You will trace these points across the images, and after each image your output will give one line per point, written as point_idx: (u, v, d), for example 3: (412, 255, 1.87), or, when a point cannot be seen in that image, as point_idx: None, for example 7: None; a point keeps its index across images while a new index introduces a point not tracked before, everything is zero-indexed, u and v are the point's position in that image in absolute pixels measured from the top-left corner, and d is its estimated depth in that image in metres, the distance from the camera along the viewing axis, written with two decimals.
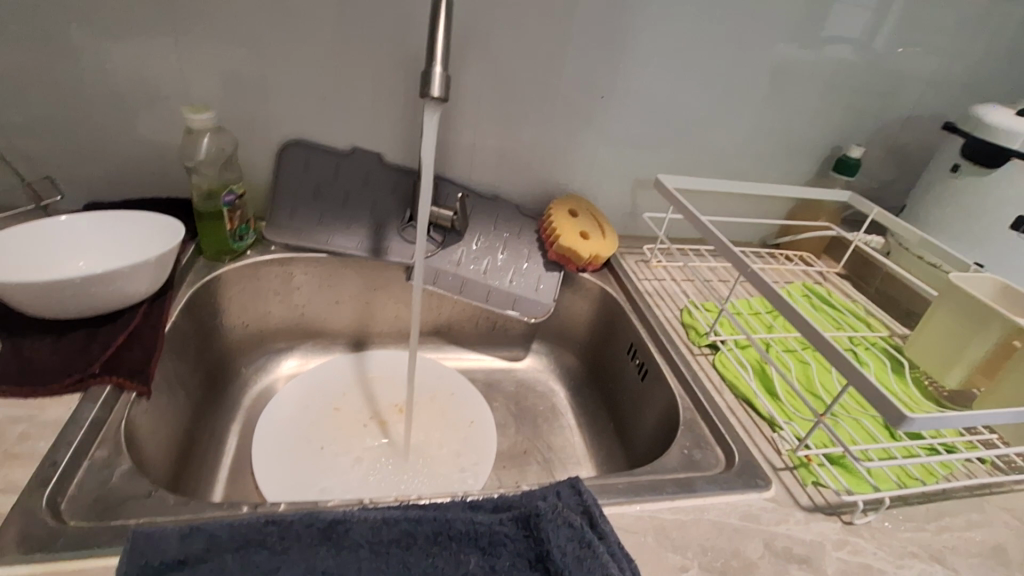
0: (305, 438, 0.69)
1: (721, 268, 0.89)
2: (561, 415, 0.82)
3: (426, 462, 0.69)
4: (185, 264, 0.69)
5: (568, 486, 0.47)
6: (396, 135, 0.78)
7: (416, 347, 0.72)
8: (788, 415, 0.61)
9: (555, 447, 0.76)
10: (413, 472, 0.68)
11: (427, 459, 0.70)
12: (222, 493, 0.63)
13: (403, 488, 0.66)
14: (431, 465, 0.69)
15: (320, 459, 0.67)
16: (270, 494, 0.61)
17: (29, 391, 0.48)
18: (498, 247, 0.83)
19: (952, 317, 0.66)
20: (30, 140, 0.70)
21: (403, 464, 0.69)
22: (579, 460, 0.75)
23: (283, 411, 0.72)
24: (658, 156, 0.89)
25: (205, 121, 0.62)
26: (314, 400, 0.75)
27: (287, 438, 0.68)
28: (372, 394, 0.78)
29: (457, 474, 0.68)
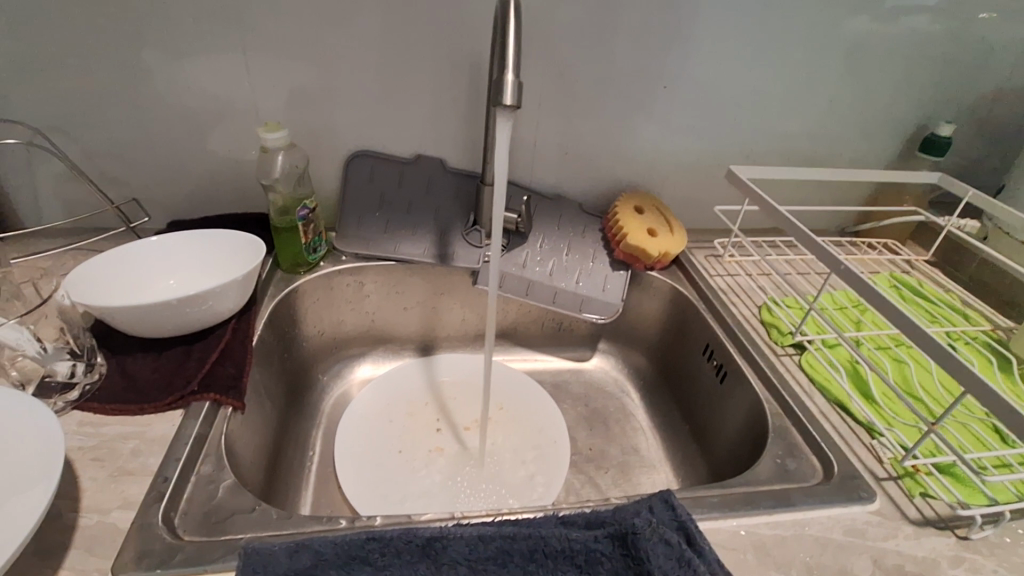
0: (381, 448, 0.70)
1: (802, 259, 0.84)
2: (633, 417, 0.80)
3: (499, 473, 0.68)
4: (265, 278, 0.71)
5: (661, 501, 0.45)
6: (456, 140, 0.78)
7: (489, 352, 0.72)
8: (888, 420, 0.57)
9: (630, 450, 0.75)
10: (488, 483, 0.67)
11: (501, 470, 0.69)
12: (310, 498, 0.65)
13: (480, 501, 0.65)
14: (506, 476, 0.68)
15: (396, 469, 0.67)
16: (356, 503, 0.62)
17: (137, 408, 0.51)
18: (563, 248, 0.82)
19: None
20: (117, 165, 0.74)
21: (477, 475, 0.68)
22: (655, 464, 0.74)
23: (358, 419, 0.73)
24: (725, 145, 0.85)
25: (278, 140, 0.64)
26: (387, 408, 0.76)
27: (363, 448, 0.69)
28: (444, 402, 0.78)
29: (535, 486, 0.66)
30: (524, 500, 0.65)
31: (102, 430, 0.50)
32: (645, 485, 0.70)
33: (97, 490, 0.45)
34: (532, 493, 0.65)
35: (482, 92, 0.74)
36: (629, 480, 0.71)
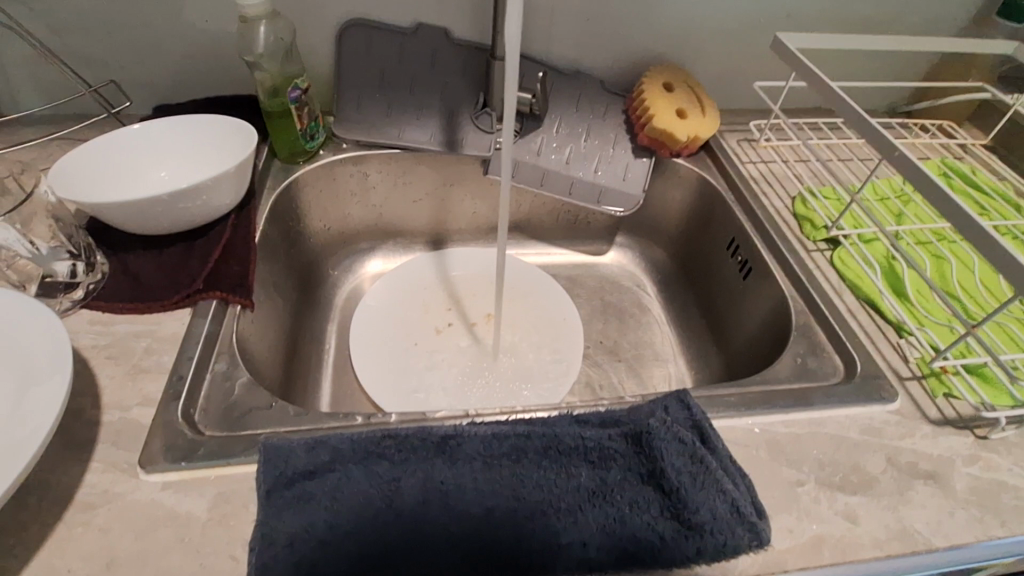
0: (400, 348, 0.70)
1: (853, 144, 0.77)
2: (648, 313, 0.79)
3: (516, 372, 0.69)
4: (263, 169, 0.66)
5: (676, 400, 0.45)
6: (462, 4, 0.68)
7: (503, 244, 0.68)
8: (920, 319, 0.55)
9: (645, 344, 0.74)
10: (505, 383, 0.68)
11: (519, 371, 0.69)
12: (329, 390, 0.67)
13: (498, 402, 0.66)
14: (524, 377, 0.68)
15: (414, 369, 0.68)
16: (374, 396, 0.64)
17: (145, 307, 0.50)
18: (581, 133, 0.75)
19: None
20: (87, 40, 0.67)
21: (494, 374, 0.69)
22: (669, 358, 0.74)
23: (374, 321, 0.72)
24: (772, 7, 0.74)
25: (257, 7, 0.56)
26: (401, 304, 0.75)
27: (381, 350, 0.69)
28: (459, 300, 0.76)
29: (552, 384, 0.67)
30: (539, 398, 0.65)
31: (112, 329, 0.49)
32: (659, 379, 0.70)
33: (115, 387, 0.45)
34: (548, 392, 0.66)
35: None
36: (642, 375, 0.71)
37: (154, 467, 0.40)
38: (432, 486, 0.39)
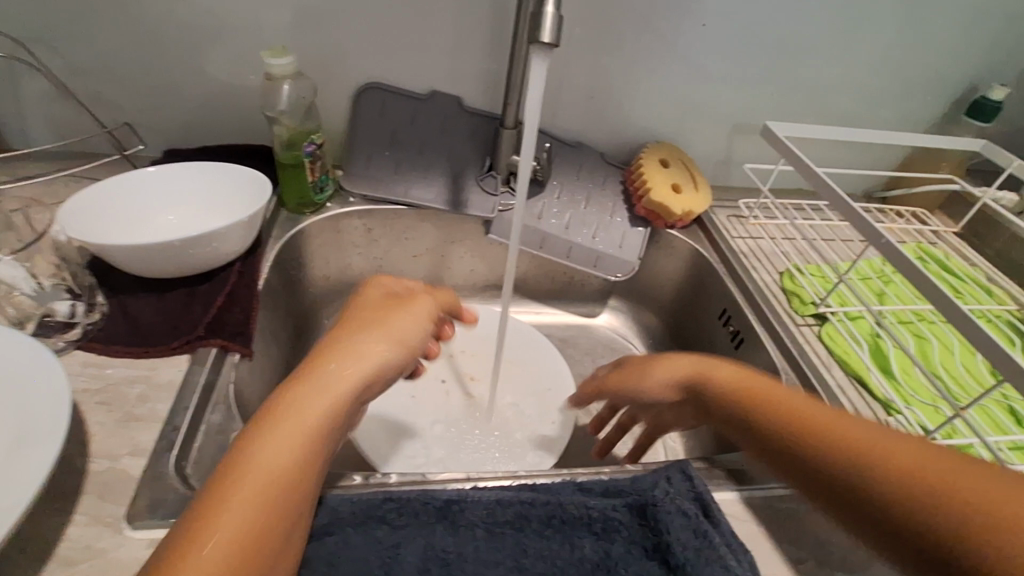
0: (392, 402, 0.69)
1: (839, 227, 0.82)
2: None
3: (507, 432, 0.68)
4: (270, 218, 0.67)
5: (677, 469, 0.45)
6: (476, 76, 0.72)
7: (507, 300, 0.69)
8: (906, 398, 0.57)
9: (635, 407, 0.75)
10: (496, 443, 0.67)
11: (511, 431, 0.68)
12: None
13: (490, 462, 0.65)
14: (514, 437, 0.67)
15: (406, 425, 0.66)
16: (363, 447, 0.62)
17: (142, 351, 0.49)
18: (581, 200, 0.78)
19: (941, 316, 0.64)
20: (108, 84, 0.68)
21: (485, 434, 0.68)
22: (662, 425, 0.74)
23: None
24: (761, 97, 0.80)
25: (284, 66, 0.59)
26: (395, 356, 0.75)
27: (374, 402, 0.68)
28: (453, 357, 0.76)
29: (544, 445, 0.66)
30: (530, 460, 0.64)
31: (106, 372, 0.48)
32: (653, 446, 0.70)
33: (105, 434, 0.43)
34: (541, 454, 0.65)
35: (507, 24, 0.67)
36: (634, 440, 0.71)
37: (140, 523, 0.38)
38: (433, 552, 0.38)
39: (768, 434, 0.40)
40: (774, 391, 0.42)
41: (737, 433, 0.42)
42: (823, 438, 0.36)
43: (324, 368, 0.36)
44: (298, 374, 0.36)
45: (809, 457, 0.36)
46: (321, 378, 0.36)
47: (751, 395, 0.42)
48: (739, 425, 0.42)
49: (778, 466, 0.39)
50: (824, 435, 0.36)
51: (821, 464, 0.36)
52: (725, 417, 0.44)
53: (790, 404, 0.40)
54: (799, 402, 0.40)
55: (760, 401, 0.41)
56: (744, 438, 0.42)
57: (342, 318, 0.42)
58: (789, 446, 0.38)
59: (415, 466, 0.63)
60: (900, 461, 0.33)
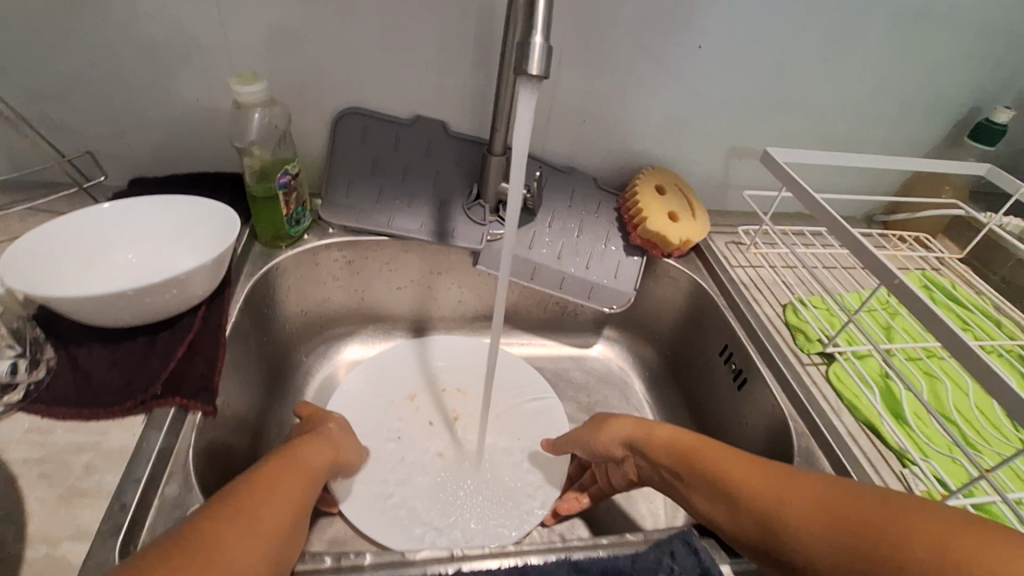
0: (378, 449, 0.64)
1: (840, 254, 0.79)
2: (638, 411, 0.76)
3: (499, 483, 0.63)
4: (241, 253, 0.63)
5: (681, 541, 0.42)
6: (461, 100, 0.68)
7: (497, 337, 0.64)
8: (921, 447, 0.53)
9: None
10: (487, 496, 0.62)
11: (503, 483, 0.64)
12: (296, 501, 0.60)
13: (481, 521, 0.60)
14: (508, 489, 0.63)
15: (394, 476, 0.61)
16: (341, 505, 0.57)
17: (91, 414, 0.45)
18: (574, 229, 0.74)
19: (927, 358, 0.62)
20: (66, 111, 0.64)
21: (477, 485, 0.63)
22: None
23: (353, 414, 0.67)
24: (759, 120, 0.77)
25: (253, 94, 0.54)
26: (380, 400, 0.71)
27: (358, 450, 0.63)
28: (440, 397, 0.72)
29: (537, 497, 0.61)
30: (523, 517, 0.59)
31: (50, 439, 0.43)
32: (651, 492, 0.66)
33: (44, 515, 0.39)
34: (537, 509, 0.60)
35: (494, 48, 0.63)
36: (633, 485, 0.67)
37: None
38: None
39: (747, 510, 0.40)
40: (734, 460, 0.43)
41: (719, 512, 0.42)
42: (783, 506, 0.38)
43: (284, 467, 0.41)
44: (262, 470, 0.39)
45: (785, 528, 0.38)
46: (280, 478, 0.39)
47: (717, 467, 0.44)
48: (715, 496, 0.43)
49: (768, 543, 0.39)
50: (789, 504, 0.38)
51: (796, 528, 0.37)
52: (697, 496, 0.45)
53: (752, 471, 0.42)
54: (757, 472, 0.41)
55: (726, 472, 0.43)
56: (726, 516, 0.42)
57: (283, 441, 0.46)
58: (769, 516, 0.39)
59: (402, 524, 0.57)
60: (865, 514, 0.35)
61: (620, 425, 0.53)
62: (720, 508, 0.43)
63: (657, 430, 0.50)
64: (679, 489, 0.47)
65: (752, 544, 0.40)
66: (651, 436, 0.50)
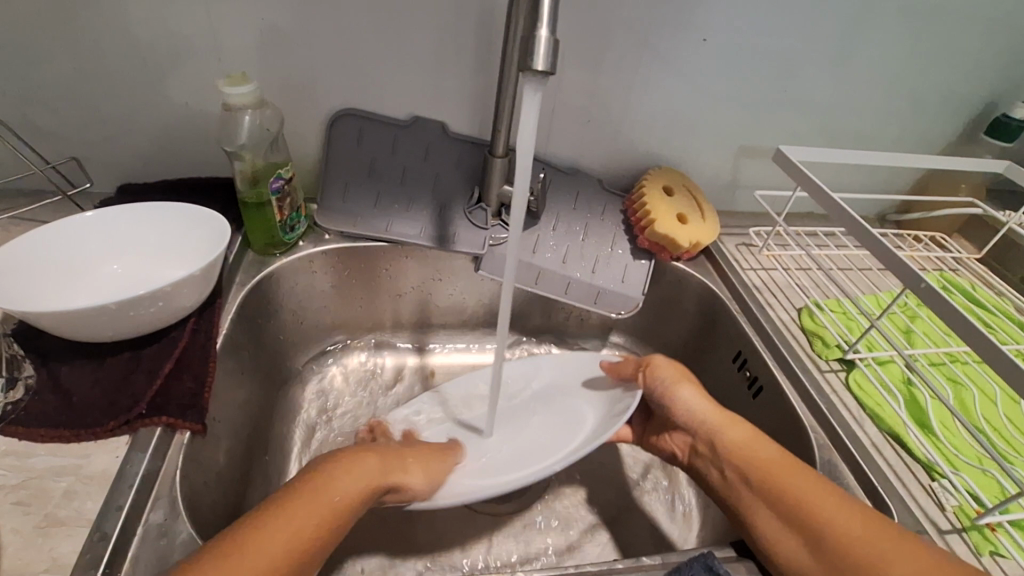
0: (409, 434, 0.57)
1: (862, 257, 0.76)
2: None
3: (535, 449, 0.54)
4: (232, 262, 0.60)
5: (701, 565, 0.39)
6: (461, 100, 0.66)
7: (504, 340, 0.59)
8: (950, 459, 0.50)
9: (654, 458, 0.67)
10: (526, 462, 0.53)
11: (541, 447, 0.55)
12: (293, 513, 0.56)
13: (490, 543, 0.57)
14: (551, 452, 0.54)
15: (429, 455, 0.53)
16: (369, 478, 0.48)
17: (72, 435, 0.42)
18: (579, 232, 0.72)
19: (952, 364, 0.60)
20: (49, 116, 0.61)
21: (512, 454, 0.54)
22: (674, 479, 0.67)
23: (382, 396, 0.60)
24: (769, 118, 0.75)
25: (244, 96, 0.52)
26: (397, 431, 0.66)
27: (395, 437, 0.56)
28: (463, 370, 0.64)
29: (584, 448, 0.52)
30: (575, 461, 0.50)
31: (28, 463, 0.41)
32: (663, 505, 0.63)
33: (18, 548, 0.36)
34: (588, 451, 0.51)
35: (495, 45, 0.61)
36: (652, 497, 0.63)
37: None
38: None
39: (811, 531, 0.41)
40: (813, 486, 0.43)
41: (770, 525, 0.42)
42: (874, 553, 0.39)
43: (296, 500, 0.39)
44: (273, 505, 0.38)
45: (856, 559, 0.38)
46: (291, 513, 0.38)
47: (793, 487, 0.43)
48: (776, 507, 0.43)
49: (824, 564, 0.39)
50: (873, 547, 0.39)
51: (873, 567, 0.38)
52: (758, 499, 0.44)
53: (834, 501, 0.42)
54: (839, 504, 0.42)
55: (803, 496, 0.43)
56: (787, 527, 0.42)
57: (341, 451, 0.45)
58: (846, 546, 0.39)
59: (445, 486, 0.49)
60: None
61: (697, 408, 0.53)
62: (773, 519, 0.43)
63: (730, 427, 0.50)
64: (742, 488, 0.46)
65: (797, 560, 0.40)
66: (723, 433, 0.50)
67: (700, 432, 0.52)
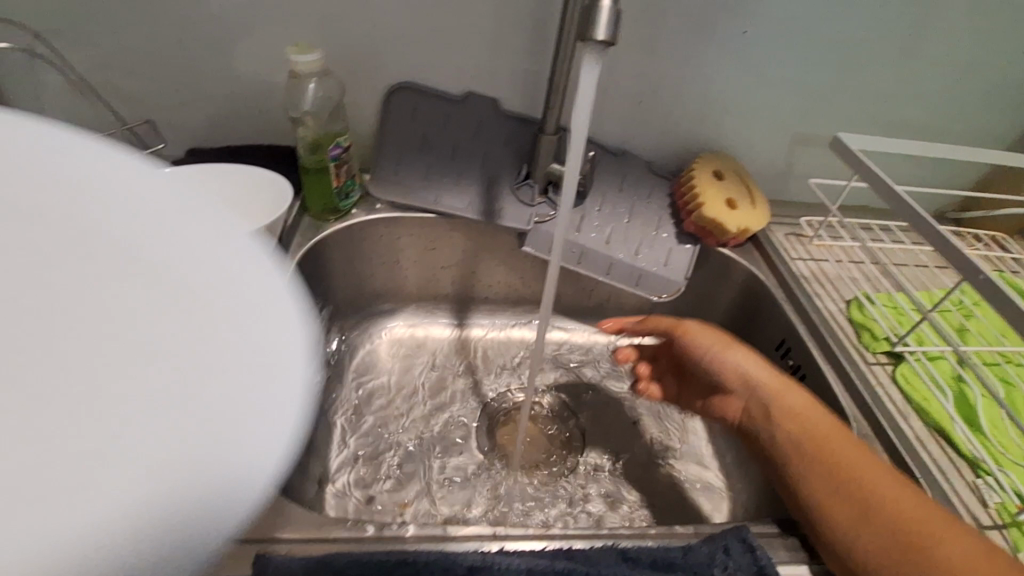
0: None
1: (925, 252, 0.73)
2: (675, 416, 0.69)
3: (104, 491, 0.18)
4: (292, 224, 0.63)
5: (736, 537, 0.39)
6: (515, 77, 0.66)
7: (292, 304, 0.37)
8: (996, 457, 0.49)
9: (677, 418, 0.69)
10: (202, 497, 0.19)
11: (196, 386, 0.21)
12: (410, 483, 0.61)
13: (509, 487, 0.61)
14: (182, 302, 0.23)
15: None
16: None
17: None
18: (625, 213, 0.72)
19: (1009, 368, 0.57)
20: (129, 80, 0.65)
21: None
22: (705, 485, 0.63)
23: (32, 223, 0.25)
24: (827, 108, 0.73)
25: (310, 64, 0.54)
26: (444, 397, 0.69)
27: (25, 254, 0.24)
28: None
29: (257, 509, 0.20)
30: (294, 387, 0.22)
31: None
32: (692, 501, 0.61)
33: None
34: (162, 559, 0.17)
35: (551, 23, 0.62)
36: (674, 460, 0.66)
37: None
38: None
39: (881, 523, 0.39)
40: (879, 472, 0.42)
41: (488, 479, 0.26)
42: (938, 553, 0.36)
43: None
44: None
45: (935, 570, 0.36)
46: None
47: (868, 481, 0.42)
48: (834, 494, 0.42)
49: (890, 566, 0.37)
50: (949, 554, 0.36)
51: (949, 569, 0.36)
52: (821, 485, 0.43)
53: (922, 508, 0.39)
54: (925, 508, 0.39)
55: (864, 480, 0.41)
56: (843, 518, 0.40)
57: None
58: (917, 542, 0.37)
59: None
60: None
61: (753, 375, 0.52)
62: (843, 505, 0.41)
63: (786, 393, 0.49)
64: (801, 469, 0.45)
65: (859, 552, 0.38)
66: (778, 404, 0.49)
67: (753, 395, 0.51)
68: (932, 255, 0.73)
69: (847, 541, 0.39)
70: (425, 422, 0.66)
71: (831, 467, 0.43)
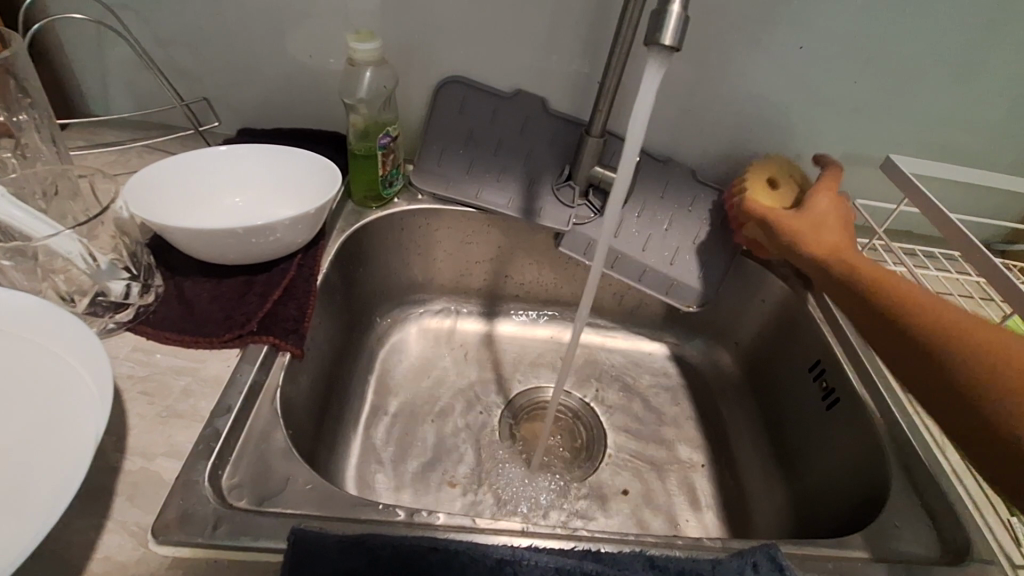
0: None
1: (972, 283, 0.71)
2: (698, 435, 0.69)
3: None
4: (336, 208, 0.64)
5: (765, 555, 0.39)
6: (565, 78, 0.66)
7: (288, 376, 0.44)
8: None
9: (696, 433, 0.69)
10: None
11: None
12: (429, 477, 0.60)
13: (525, 485, 0.61)
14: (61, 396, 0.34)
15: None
16: None
17: (192, 341, 0.47)
18: (664, 221, 0.71)
19: None
20: (190, 58, 0.67)
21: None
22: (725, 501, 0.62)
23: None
24: (880, 129, 0.71)
25: (368, 52, 0.55)
26: (470, 391, 0.70)
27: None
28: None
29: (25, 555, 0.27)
30: (73, 474, 0.31)
31: (153, 360, 0.45)
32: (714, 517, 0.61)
33: (143, 430, 0.41)
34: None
35: (607, 27, 0.61)
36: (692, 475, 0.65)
37: (164, 539, 0.35)
38: None
39: (962, 351, 0.42)
40: (913, 302, 0.46)
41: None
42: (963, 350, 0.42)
43: None
44: None
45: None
46: None
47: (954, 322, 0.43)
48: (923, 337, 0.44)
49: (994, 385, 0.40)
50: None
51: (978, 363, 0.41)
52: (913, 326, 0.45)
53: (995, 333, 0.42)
54: (984, 328, 0.42)
55: (902, 312, 0.46)
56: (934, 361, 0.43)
57: None
58: (947, 344, 0.42)
59: None
60: None
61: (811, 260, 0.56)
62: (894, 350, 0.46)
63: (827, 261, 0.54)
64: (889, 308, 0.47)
65: (940, 364, 0.42)
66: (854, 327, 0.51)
67: (795, 261, 0.58)
68: (979, 286, 0.71)
69: (954, 373, 0.41)
70: (450, 414, 0.67)
71: (866, 302, 0.49)
